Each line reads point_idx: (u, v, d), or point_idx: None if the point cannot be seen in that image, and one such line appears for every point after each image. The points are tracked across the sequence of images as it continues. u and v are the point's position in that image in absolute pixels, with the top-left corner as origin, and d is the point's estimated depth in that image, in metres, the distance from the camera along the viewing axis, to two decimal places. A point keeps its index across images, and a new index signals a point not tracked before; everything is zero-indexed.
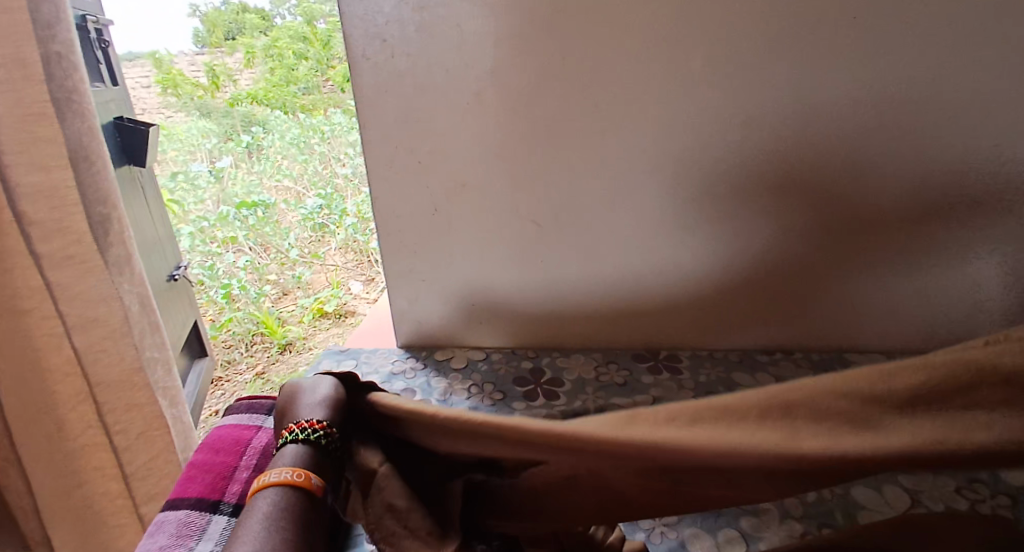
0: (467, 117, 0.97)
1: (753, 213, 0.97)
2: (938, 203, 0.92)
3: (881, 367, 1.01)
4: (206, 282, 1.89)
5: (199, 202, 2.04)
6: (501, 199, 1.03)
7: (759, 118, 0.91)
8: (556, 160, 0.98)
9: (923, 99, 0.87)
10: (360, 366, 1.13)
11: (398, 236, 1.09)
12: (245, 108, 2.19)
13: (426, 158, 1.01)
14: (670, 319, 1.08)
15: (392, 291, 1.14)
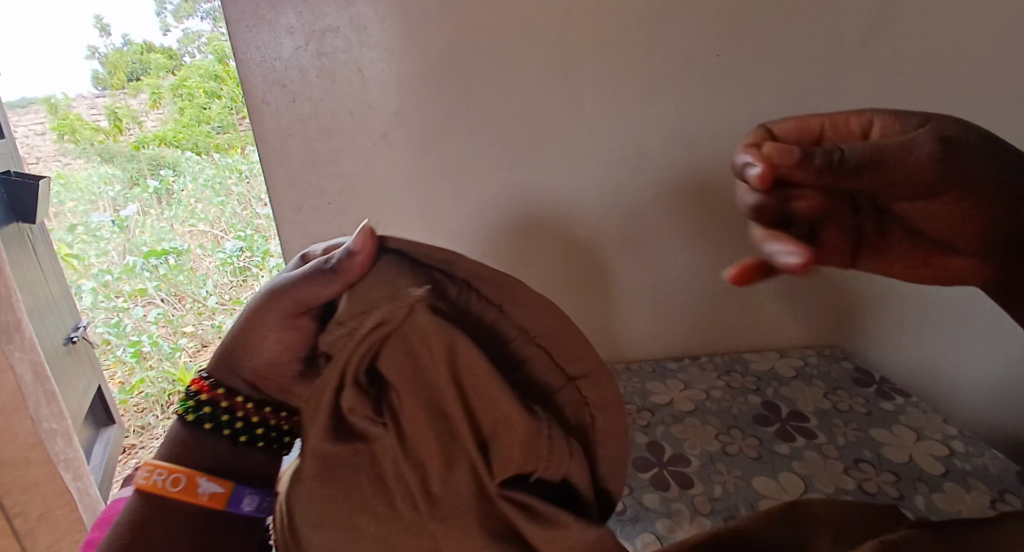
0: (376, 157, 1.00)
1: (650, 234, 1.04)
2: None
3: (777, 364, 1.08)
4: (112, 340, 1.92)
5: (102, 254, 1.98)
6: (414, 236, 1.05)
7: (646, 147, 0.97)
8: (464, 194, 1.02)
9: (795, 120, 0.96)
10: None
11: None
12: (152, 150, 1.97)
13: (336, 200, 1.03)
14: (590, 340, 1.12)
15: None
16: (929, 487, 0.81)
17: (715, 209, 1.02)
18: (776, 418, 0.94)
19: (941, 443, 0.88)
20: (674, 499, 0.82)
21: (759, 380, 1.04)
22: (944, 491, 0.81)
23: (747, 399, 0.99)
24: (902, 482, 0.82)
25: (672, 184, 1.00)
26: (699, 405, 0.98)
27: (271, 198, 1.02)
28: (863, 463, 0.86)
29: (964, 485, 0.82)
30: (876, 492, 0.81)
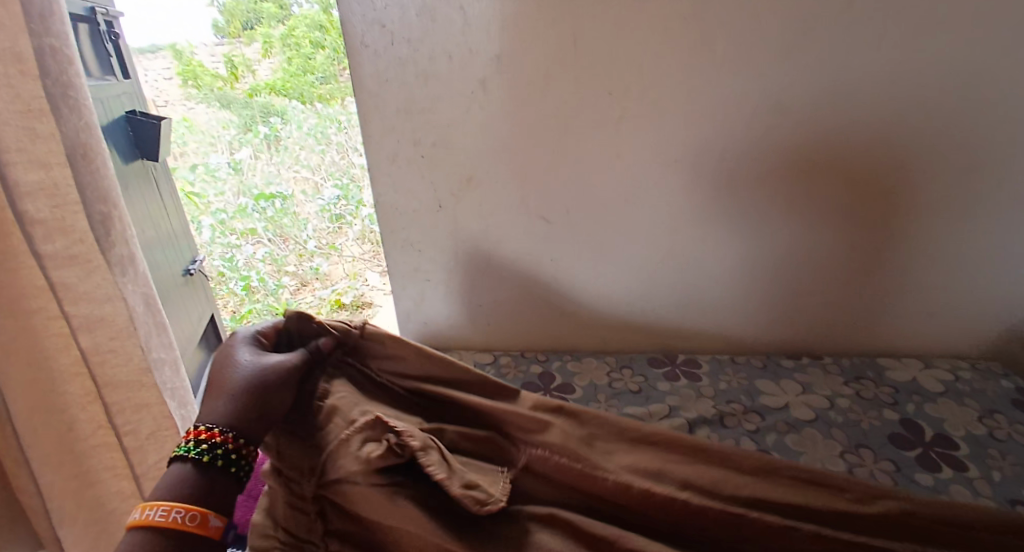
0: (473, 108, 0.90)
1: (779, 213, 0.90)
2: (970, 187, 0.86)
3: (919, 375, 0.90)
4: (226, 273, 1.72)
5: (219, 195, 1.73)
6: (512, 196, 0.95)
7: (792, 98, 0.83)
8: (567, 149, 0.91)
9: (947, 80, 0.80)
10: None
11: (404, 233, 1.01)
12: (264, 98, 1.70)
13: (430, 152, 0.94)
14: (692, 332, 1.03)
15: (397, 289, 1.06)
16: None
17: (854, 202, 0.88)
18: (917, 441, 0.78)
19: None
20: None
21: (897, 391, 0.87)
22: None
23: (880, 413, 0.83)
24: None
25: (814, 162, 0.86)
26: (822, 414, 0.83)
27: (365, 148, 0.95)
28: None
29: None
30: None
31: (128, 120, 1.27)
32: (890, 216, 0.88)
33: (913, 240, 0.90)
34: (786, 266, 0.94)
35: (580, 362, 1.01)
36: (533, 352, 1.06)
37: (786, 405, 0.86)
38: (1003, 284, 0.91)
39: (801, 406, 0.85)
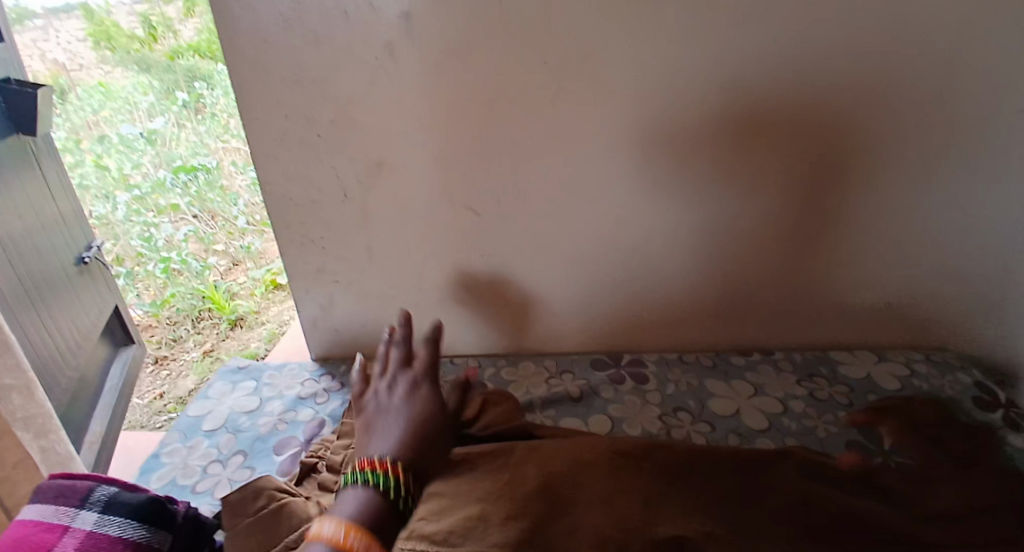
0: (376, 76, 0.75)
1: (731, 194, 0.81)
2: (934, 164, 0.78)
3: (875, 371, 0.84)
4: (144, 254, 1.50)
5: (138, 166, 1.56)
6: (427, 180, 0.82)
7: (743, 67, 0.73)
8: (491, 127, 0.78)
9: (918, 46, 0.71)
10: (261, 388, 0.87)
11: (304, 227, 0.86)
12: (187, 61, 1.57)
13: (327, 130, 0.79)
14: (637, 329, 0.93)
15: (300, 291, 0.91)
16: None
17: (810, 183, 0.79)
18: (878, 449, 0.71)
19: None
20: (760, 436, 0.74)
21: (853, 391, 0.80)
22: None
23: (836, 416, 0.76)
24: None
25: (766, 140, 0.77)
26: (775, 421, 0.75)
27: (248, 126, 0.79)
28: None
29: None
30: None
31: (1, 87, 0.93)
32: (841, 178, 0.79)
33: (872, 224, 0.82)
34: (738, 255, 0.86)
35: (516, 368, 0.91)
36: (463, 358, 0.94)
37: (737, 411, 0.78)
38: (965, 272, 0.85)
39: (755, 411, 0.78)
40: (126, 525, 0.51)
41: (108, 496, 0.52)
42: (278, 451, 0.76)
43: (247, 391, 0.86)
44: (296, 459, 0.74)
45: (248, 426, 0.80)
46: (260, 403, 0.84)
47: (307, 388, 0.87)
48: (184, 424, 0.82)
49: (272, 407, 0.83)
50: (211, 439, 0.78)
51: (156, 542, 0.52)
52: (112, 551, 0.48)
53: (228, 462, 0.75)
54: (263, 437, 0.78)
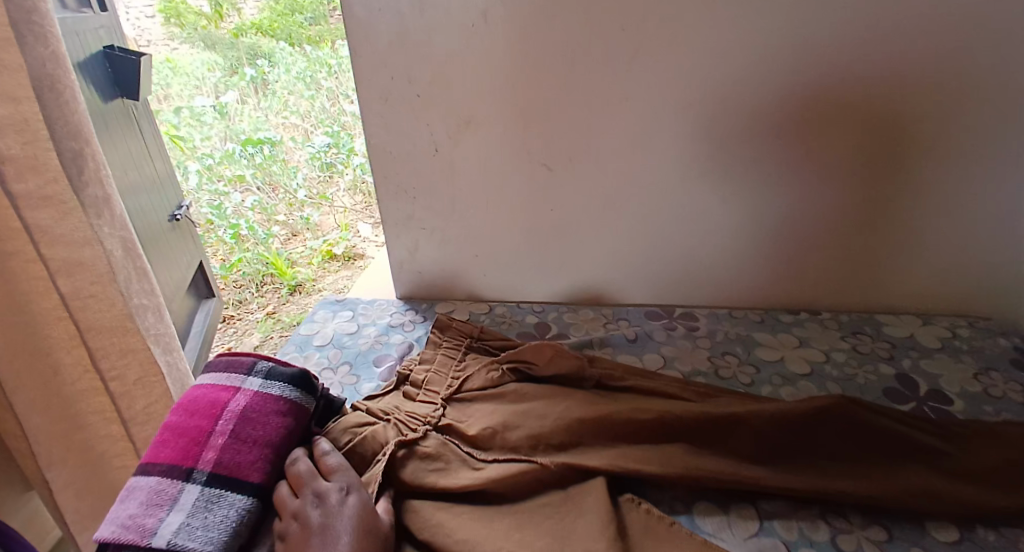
0: (472, 42, 0.85)
1: (790, 160, 0.87)
2: (988, 138, 0.82)
3: (918, 331, 0.89)
4: (214, 221, 1.47)
5: (205, 138, 1.61)
6: (510, 139, 0.91)
7: (808, 40, 0.79)
8: (570, 92, 0.86)
9: (977, 23, 0.76)
10: (357, 318, 0.99)
11: (398, 178, 0.97)
12: (250, 39, 1.80)
13: (425, 90, 0.89)
14: (693, 286, 1.01)
15: (391, 236, 1.03)
16: None
17: (867, 152, 0.85)
18: (913, 395, 0.77)
19: None
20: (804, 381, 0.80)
21: (895, 347, 0.86)
22: None
23: (877, 367, 0.82)
24: None
25: (827, 109, 0.83)
26: (816, 368, 0.82)
27: (356, 86, 0.90)
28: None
29: None
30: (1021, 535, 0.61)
31: (106, 54, 1.04)
32: (898, 152, 0.85)
33: (925, 194, 0.87)
34: (793, 220, 0.92)
35: (577, 313, 1.00)
36: (531, 303, 1.04)
37: (783, 358, 0.85)
38: (1014, 243, 0.89)
39: (798, 359, 0.84)
40: (284, 388, 0.66)
41: (267, 367, 0.67)
42: (379, 363, 0.87)
43: (346, 318, 0.98)
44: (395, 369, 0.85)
45: (350, 344, 0.92)
46: (358, 327, 0.96)
47: (397, 319, 0.99)
48: (297, 340, 0.94)
49: (368, 331, 0.95)
50: (321, 351, 0.90)
51: (304, 403, 0.67)
52: (271, 407, 0.64)
53: (337, 369, 0.86)
54: (364, 353, 0.90)
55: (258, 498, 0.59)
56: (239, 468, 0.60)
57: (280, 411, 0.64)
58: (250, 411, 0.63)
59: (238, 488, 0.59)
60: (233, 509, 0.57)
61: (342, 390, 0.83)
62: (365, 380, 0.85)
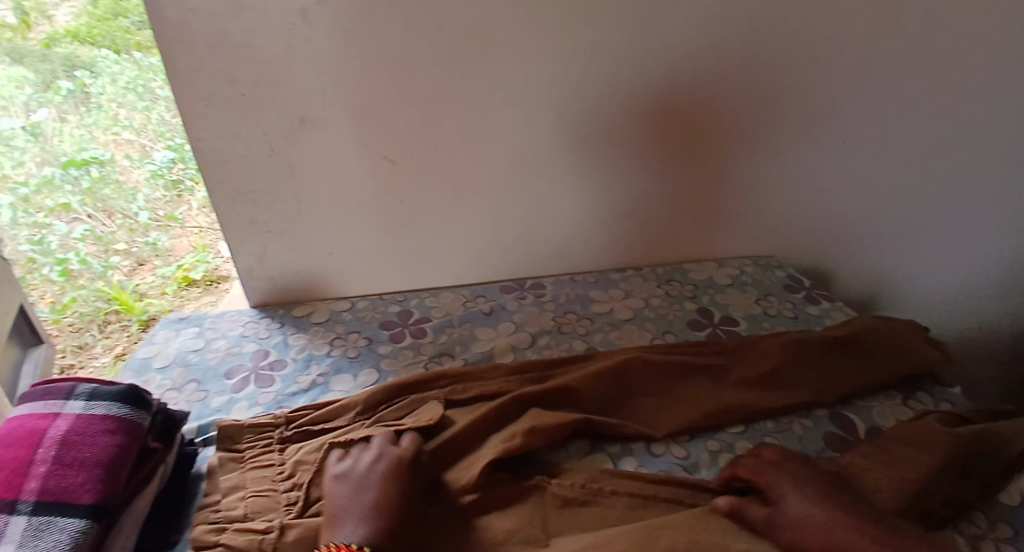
0: (293, 41, 0.87)
1: (600, 141, 1.01)
2: (749, 110, 1.01)
3: (715, 273, 1.08)
4: (38, 258, 1.39)
5: (17, 165, 1.49)
6: (348, 135, 0.96)
7: (600, 36, 0.92)
8: (399, 88, 0.93)
9: (729, 17, 0.92)
10: (205, 330, 0.93)
11: (237, 181, 0.98)
12: (65, 48, 1.66)
13: (252, 90, 0.90)
14: (536, 260, 1.13)
15: (236, 242, 1.03)
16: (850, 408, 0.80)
17: (659, 130, 1.02)
18: (709, 322, 0.94)
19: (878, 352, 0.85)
20: (630, 324, 0.95)
21: (697, 287, 1.04)
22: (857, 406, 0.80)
23: (683, 305, 0.99)
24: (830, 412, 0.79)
25: (623, 94, 0.98)
26: (637, 312, 0.98)
27: (177, 91, 0.88)
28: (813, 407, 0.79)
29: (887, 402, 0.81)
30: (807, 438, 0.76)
31: None
32: (686, 129, 1.02)
33: (708, 159, 1.05)
34: (609, 193, 1.07)
35: (437, 298, 1.01)
36: (389, 292, 1.10)
37: (611, 309, 0.99)
38: (779, 193, 1.10)
39: (624, 308, 0.99)
40: (112, 406, 0.65)
41: (89, 388, 0.66)
42: (230, 376, 0.84)
43: (192, 331, 0.92)
44: (247, 381, 0.82)
45: (198, 359, 0.87)
46: (206, 341, 0.90)
47: (251, 325, 0.94)
48: (136, 361, 0.87)
49: (218, 343, 0.90)
50: (163, 373, 0.84)
51: (136, 419, 0.65)
52: (98, 426, 0.63)
53: (184, 388, 0.82)
54: (215, 367, 0.85)
55: (93, 519, 0.58)
56: (67, 493, 0.58)
57: (108, 429, 0.63)
58: (74, 434, 0.62)
59: (69, 512, 0.57)
60: (65, 534, 0.56)
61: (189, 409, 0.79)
62: (215, 395, 0.81)
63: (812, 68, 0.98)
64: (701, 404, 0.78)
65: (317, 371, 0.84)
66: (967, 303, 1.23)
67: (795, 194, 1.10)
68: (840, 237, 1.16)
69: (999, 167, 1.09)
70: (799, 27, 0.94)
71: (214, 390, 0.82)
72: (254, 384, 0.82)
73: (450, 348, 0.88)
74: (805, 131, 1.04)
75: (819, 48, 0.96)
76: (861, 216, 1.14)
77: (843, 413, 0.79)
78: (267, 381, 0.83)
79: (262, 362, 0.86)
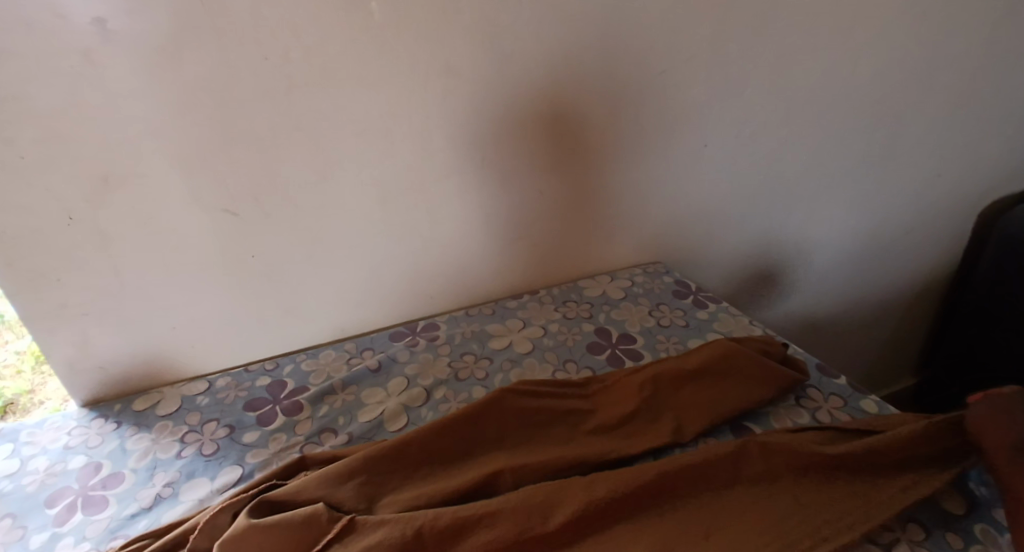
0: (81, 86, 0.70)
1: (475, 168, 0.94)
2: (618, 122, 0.99)
3: (608, 288, 1.06)
4: None
5: None
6: (175, 190, 0.79)
7: (457, 58, 0.85)
8: (232, 131, 0.78)
9: (585, 33, 0.90)
10: (19, 450, 0.79)
11: (32, 261, 0.76)
12: None
13: (32, 150, 0.71)
14: (424, 299, 1.04)
15: (44, 335, 0.81)
16: None
17: (533, 152, 0.97)
18: (607, 343, 0.92)
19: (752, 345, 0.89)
20: (528, 357, 0.91)
21: (593, 305, 1.02)
22: None
23: (581, 328, 0.97)
24: None
25: (492, 118, 0.91)
26: (536, 343, 0.94)
27: None
28: None
29: None
30: None
31: None
32: (559, 149, 0.98)
33: (586, 174, 1.02)
34: (491, 221, 1.01)
35: (316, 359, 0.93)
36: (260, 360, 0.95)
37: (510, 344, 0.95)
38: (656, 200, 1.10)
39: (522, 340, 0.95)
40: None
41: None
42: (50, 505, 0.70)
43: (4, 457, 0.77)
44: (72, 508, 0.69)
45: (9, 489, 0.73)
46: (21, 461, 0.76)
47: (79, 434, 0.80)
48: None
49: (36, 463, 0.76)
50: None
51: None
52: None
53: None
54: (31, 496, 0.71)
55: None
56: None
57: None
58: None
59: None
60: None
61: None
62: (33, 534, 0.67)
63: (669, 76, 0.98)
64: (602, 444, 0.71)
65: (164, 480, 0.72)
66: (812, 288, 1.37)
67: (671, 199, 1.12)
68: (717, 234, 1.20)
69: (836, 153, 1.21)
70: (652, 38, 0.94)
71: (31, 527, 0.68)
72: (82, 511, 0.69)
73: (332, 421, 0.79)
74: (672, 138, 1.05)
75: (673, 57, 0.97)
76: (732, 211, 1.19)
77: (744, 425, 0.76)
78: (99, 505, 0.69)
79: (93, 482, 0.72)
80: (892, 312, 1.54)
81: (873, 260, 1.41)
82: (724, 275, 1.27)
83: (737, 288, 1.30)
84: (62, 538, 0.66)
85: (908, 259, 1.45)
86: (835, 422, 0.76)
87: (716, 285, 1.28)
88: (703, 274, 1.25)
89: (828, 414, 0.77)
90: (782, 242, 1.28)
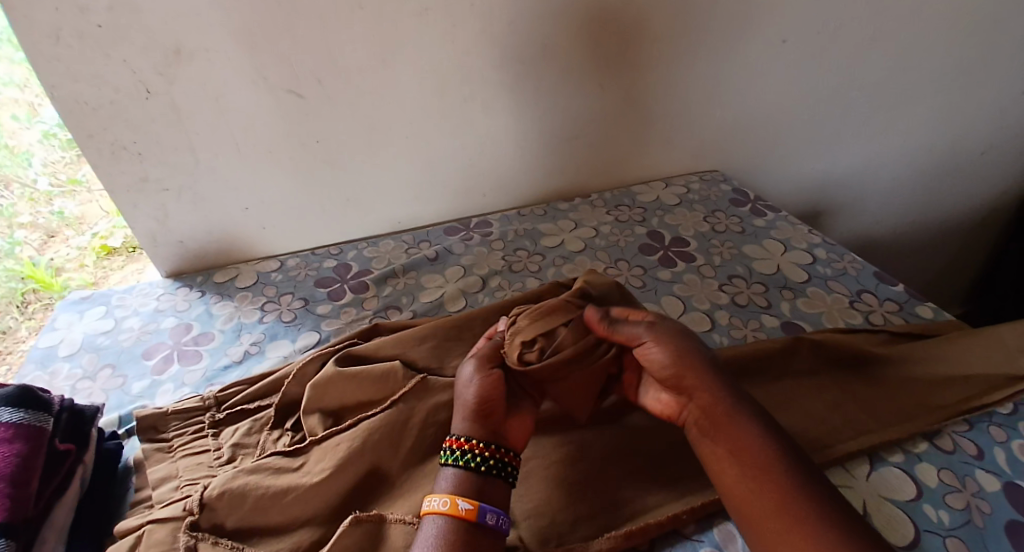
0: None
1: (533, 58, 0.93)
2: (682, 14, 0.95)
3: (662, 194, 1.06)
4: None
5: None
6: (241, 66, 0.81)
7: None
8: (294, 7, 0.78)
9: None
10: (113, 311, 0.86)
11: (113, 132, 0.81)
12: None
13: (108, 19, 0.73)
14: (477, 195, 1.06)
15: (127, 207, 0.87)
16: (794, 293, 0.83)
17: (593, 44, 0.94)
18: (660, 246, 0.93)
19: (805, 252, 0.90)
20: (580, 255, 0.93)
21: (646, 211, 1.02)
22: (807, 296, 0.82)
23: (633, 230, 0.98)
24: (770, 292, 0.83)
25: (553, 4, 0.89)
26: (588, 243, 0.95)
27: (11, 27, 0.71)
28: (737, 278, 0.86)
29: (826, 289, 0.84)
30: (746, 304, 0.81)
31: None
32: (621, 41, 0.95)
33: (645, 71, 1.00)
34: (546, 117, 1.00)
35: (377, 247, 0.97)
36: (325, 247, 1.00)
37: (561, 242, 0.97)
38: (716, 102, 1.07)
39: (574, 239, 0.97)
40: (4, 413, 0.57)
41: None
42: (147, 357, 0.78)
43: (100, 316, 0.85)
44: (168, 359, 0.77)
45: (108, 343, 0.81)
46: (116, 322, 0.84)
47: (166, 300, 0.88)
48: (39, 354, 0.81)
49: (130, 323, 0.84)
50: (71, 361, 0.78)
51: (37, 423, 0.58)
52: None
53: (97, 377, 0.76)
54: (129, 350, 0.80)
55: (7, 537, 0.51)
56: None
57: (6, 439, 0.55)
58: None
59: None
60: None
61: (107, 399, 0.73)
62: (135, 380, 0.75)
63: None
64: None
65: (249, 340, 0.79)
66: (871, 207, 1.34)
67: (731, 103, 1.08)
68: (777, 142, 1.17)
69: (914, 58, 1.13)
70: None
71: (132, 375, 0.76)
72: (178, 363, 0.77)
73: (395, 300, 0.84)
74: (739, 34, 1.00)
75: None
76: (794, 119, 1.14)
77: (795, 322, 0.78)
78: (191, 358, 0.77)
79: (184, 339, 0.80)
80: (951, 239, 1.49)
81: (940, 180, 1.35)
82: (780, 188, 1.24)
83: (792, 202, 1.27)
84: (161, 384, 0.74)
85: (977, 182, 1.39)
86: (887, 324, 0.77)
87: (771, 197, 1.25)
88: (760, 185, 1.23)
89: (881, 317, 0.79)
90: (845, 156, 1.23)
